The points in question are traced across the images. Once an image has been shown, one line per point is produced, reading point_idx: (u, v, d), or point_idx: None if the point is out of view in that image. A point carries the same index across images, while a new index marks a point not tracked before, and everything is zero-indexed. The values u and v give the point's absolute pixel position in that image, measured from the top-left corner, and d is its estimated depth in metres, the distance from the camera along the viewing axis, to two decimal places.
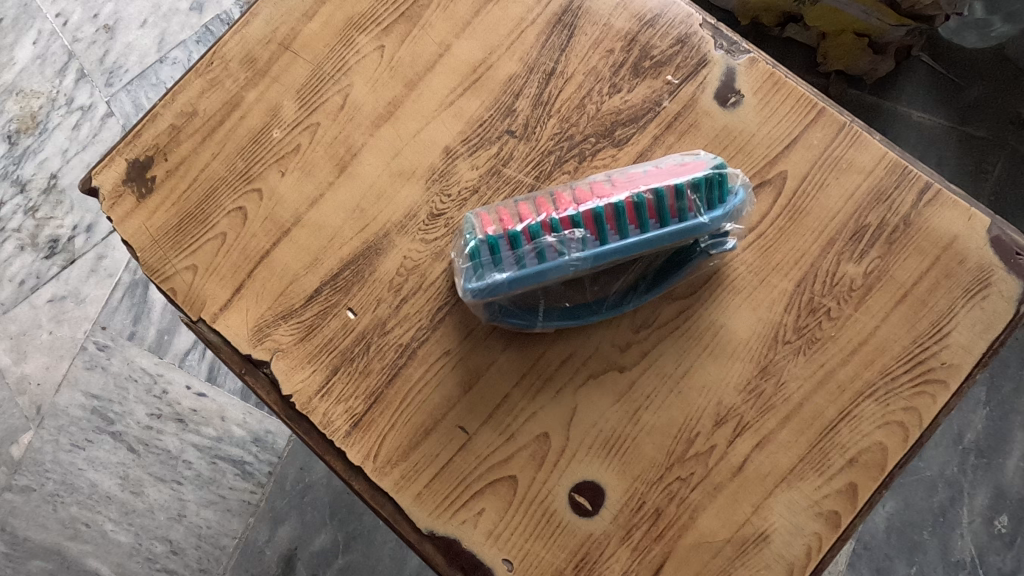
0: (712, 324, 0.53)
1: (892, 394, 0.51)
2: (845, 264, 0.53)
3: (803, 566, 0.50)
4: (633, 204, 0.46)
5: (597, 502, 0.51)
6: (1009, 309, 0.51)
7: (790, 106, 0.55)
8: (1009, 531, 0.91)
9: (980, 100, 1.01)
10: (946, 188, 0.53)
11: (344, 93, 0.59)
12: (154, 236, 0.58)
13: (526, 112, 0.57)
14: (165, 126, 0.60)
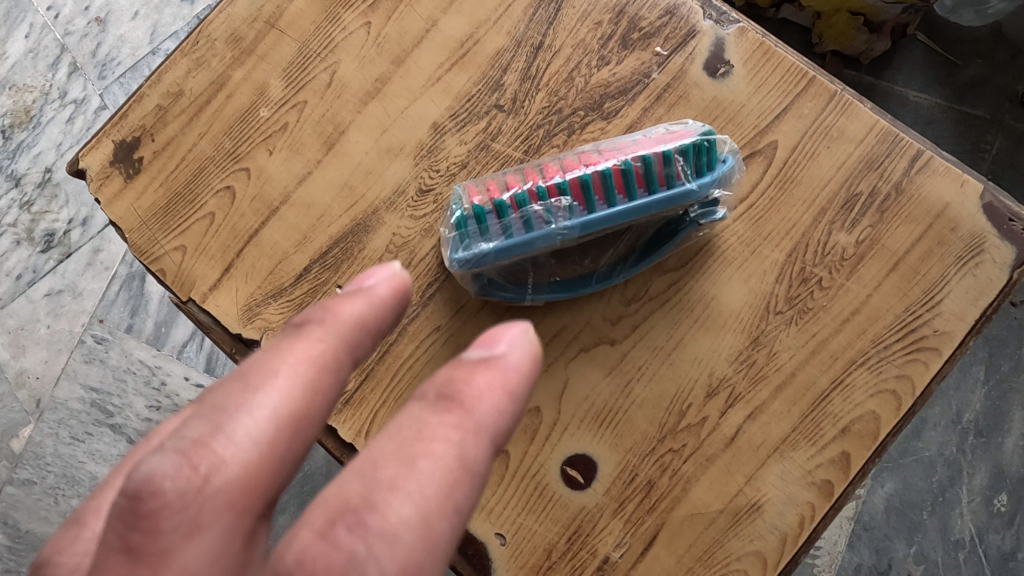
0: (703, 296, 0.52)
1: (884, 362, 0.51)
2: (836, 234, 0.52)
3: (796, 536, 0.49)
4: (620, 171, 0.46)
5: (589, 475, 0.51)
6: (1003, 276, 0.50)
7: (780, 75, 0.55)
8: (1009, 509, 0.90)
9: (977, 78, 1.01)
10: (939, 156, 0.53)
11: (332, 70, 0.59)
12: (142, 217, 0.58)
13: (515, 86, 0.57)
14: (152, 106, 0.59)
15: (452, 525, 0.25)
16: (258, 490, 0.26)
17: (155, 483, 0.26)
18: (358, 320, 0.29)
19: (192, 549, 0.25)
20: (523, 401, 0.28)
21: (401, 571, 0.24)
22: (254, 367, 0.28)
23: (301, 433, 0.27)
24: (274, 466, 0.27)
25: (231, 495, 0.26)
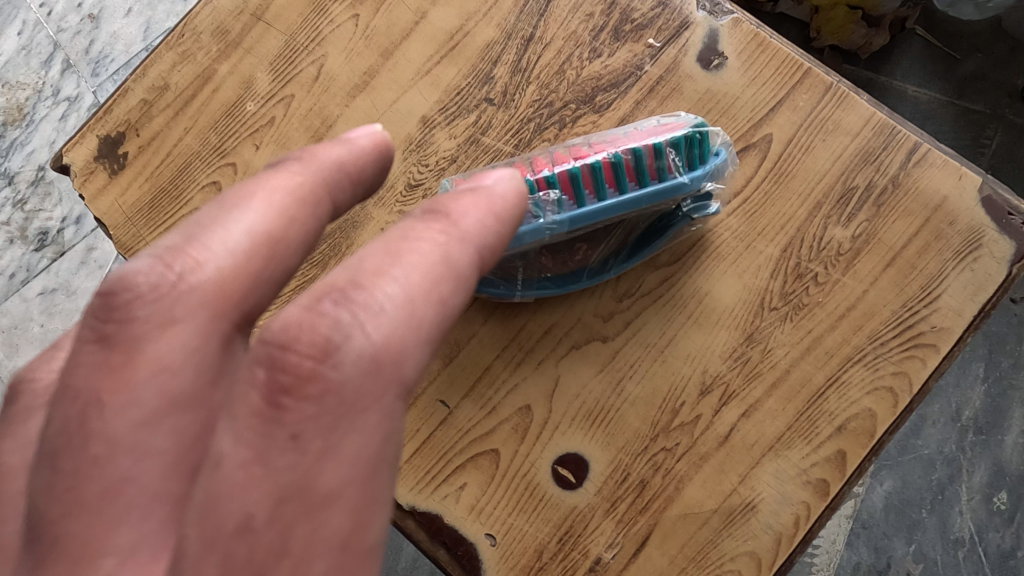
0: (696, 292, 0.51)
1: (881, 359, 0.50)
2: (832, 229, 0.51)
3: (791, 536, 0.48)
4: (610, 164, 0.45)
5: (581, 474, 0.50)
6: (1002, 270, 0.49)
7: (775, 67, 0.54)
8: (1009, 507, 0.89)
9: (977, 73, 0.99)
10: (937, 149, 0.52)
11: (319, 64, 0.58)
12: (127, 213, 0.57)
13: (505, 79, 0.56)
14: (137, 101, 0.58)
15: (437, 316, 0.26)
16: (233, 294, 0.27)
17: (130, 279, 0.27)
18: (337, 164, 0.30)
19: (168, 339, 0.26)
20: (508, 230, 0.30)
21: (385, 343, 0.25)
22: (236, 189, 0.29)
23: (282, 245, 0.28)
24: (251, 269, 0.27)
25: (205, 295, 0.26)
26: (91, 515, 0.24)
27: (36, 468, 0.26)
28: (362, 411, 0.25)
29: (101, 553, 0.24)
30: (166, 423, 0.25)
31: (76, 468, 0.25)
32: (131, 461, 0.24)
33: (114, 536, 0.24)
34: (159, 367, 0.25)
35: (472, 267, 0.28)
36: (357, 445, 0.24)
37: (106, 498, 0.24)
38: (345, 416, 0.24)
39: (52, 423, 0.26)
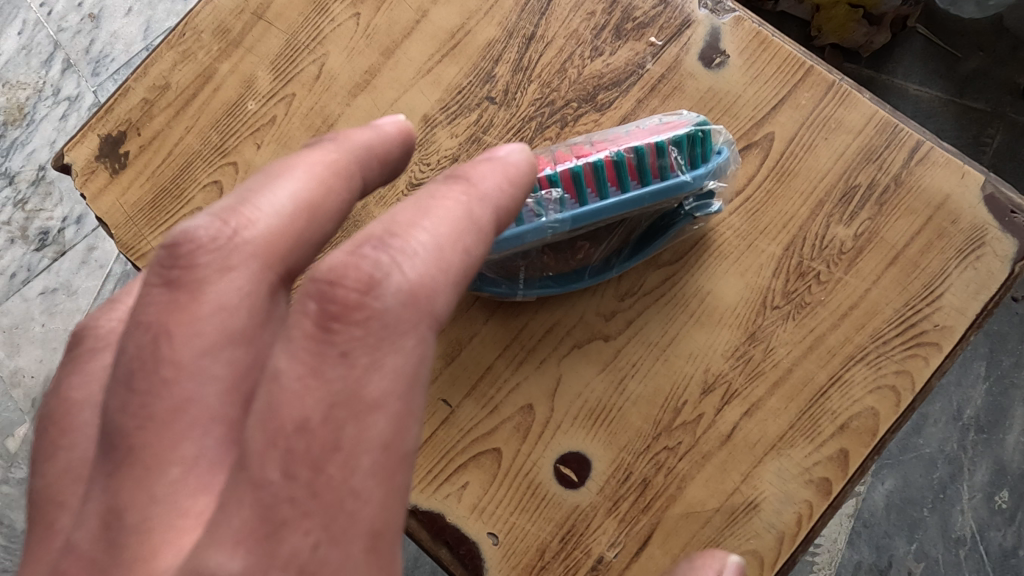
0: (698, 291, 0.51)
1: (884, 357, 0.50)
2: (835, 227, 0.51)
3: (794, 535, 0.48)
4: (612, 163, 0.45)
5: (583, 473, 0.50)
6: (1004, 268, 0.49)
7: (777, 66, 0.54)
8: (1010, 507, 0.89)
9: (978, 72, 0.99)
10: (939, 147, 0.51)
11: (320, 63, 0.58)
12: (128, 212, 0.57)
13: (506, 78, 0.56)
14: (138, 100, 0.58)
15: (462, 262, 0.28)
16: (279, 252, 0.28)
17: (185, 235, 0.28)
18: (370, 140, 0.32)
19: (226, 282, 0.28)
20: (523, 195, 0.32)
21: (420, 280, 0.27)
22: (280, 161, 0.30)
23: (323, 211, 0.29)
24: (297, 231, 0.29)
25: (257, 248, 0.28)
26: (162, 430, 0.26)
27: (110, 392, 0.27)
28: (401, 336, 0.26)
29: (170, 461, 0.26)
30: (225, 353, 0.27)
31: (147, 390, 0.26)
32: (196, 383, 0.26)
33: (180, 450, 0.26)
34: (219, 306, 0.27)
35: (491, 225, 0.30)
36: (398, 360, 0.26)
37: (176, 415, 0.26)
38: (387, 339, 0.26)
39: (122, 354, 0.27)
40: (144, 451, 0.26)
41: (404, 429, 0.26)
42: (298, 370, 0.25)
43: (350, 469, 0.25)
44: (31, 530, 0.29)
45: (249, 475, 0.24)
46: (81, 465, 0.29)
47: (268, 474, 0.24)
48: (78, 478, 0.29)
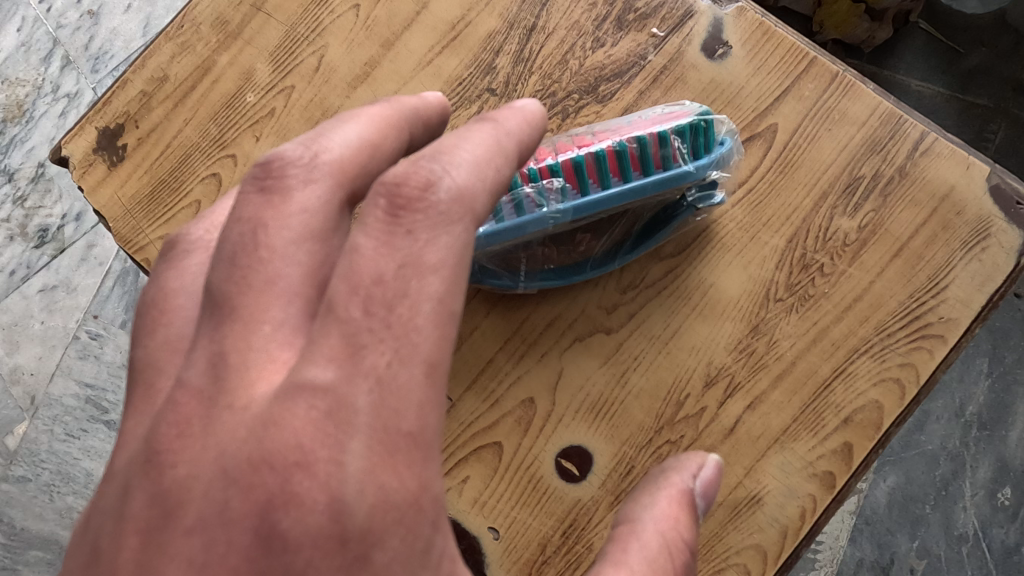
0: (701, 283, 0.51)
1: (888, 350, 0.49)
2: (839, 219, 0.51)
3: (797, 529, 0.48)
4: (614, 153, 0.44)
5: (585, 467, 0.50)
6: (1010, 260, 0.49)
7: (780, 56, 0.53)
8: (1013, 504, 0.89)
9: (981, 67, 0.99)
10: (944, 138, 0.51)
11: (320, 54, 0.57)
12: (126, 205, 0.57)
13: (507, 69, 0.56)
14: (136, 92, 0.58)
15: (498, 175, 0.32)
16: (349, 178, 0.32)
17: (265, 164, 0.31)
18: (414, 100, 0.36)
19: (305, 194, 0.31)
20: (538, 130, 0.36)
21: (466, 184, 0.31)
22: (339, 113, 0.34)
23: (384, 145, 0.33)
24: (362, 160, 0.32)
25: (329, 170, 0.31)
26: (258, 292, 0.29)
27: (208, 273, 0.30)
28: (454, 223, 0.30)
29: (263, 319, 0.29)
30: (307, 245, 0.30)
31: (246, 265, 0.29)
32: (285, 258, 0.30)
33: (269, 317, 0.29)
34: (301, 209, 0.30)
35: (518, 151, 0.34)
36: (453, 237, 0.29)
37: (269, 285, 0.29)
38: (444, 223, 0.29)
39: (222, 239, 0.30)
40: (244, 308, 0.29)
41: (458, 290, 0.29)
42: (374, 240, 0.28)
43: (416, 314, 0.28)
44: (134, 390, 0.32)
45: (337, 318, 0.28)
46: (180, 338, 0.32)
47: (351, 316, 0.28)
48: (174, 351, 0.32)
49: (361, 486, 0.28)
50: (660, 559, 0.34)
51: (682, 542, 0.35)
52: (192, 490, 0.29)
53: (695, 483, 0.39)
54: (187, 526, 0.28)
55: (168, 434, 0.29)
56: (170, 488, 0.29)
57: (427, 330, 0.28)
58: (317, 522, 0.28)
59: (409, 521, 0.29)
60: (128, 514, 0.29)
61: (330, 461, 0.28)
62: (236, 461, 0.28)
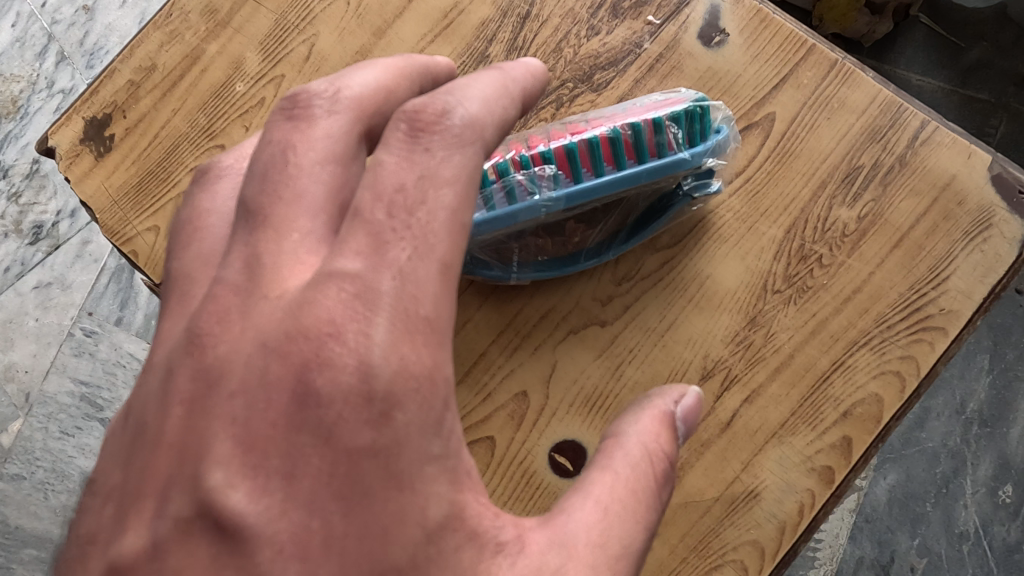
0: (697, 275, 0.50)
1: (888, 343, 0.48)
2: (838, 209, 0.50)
3: (796, 525, 0.47)
4: (608, 140, 0.43)
5: (579, 462, 0.49)
6: (1012, 251, 0.48)
7: (778, 44, 0.52)
8: (1014, 501, 0.88)
9: (982, 61, 0.98)
10: (945, 127, 0.50)
11: (310, 43, 0.56)
12: (113, 196, 0.56)
13: (501, 58, 0.55)
14: (124, 82, 0.57)
15: (504, 109, 0.36)
16: (366, 115, 0.36)
17: (294, 98, 0.35)
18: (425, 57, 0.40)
19: (329, 122, 0.34)
20: (541, 75, 0.39)
21: (478, 113, 0.34)
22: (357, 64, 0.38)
23: (396, 91, 0.37)
24: (377, 102, 0.36)
25: (350, 103, 0.35)
26: (288, 203, 0.33)
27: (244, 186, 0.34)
28: (467, 145, 0.33)
29: (293, 227, 0.33)
30: (330, 168, 0.34)
31: (279, 179, 0.33)
32: (312, 176, 0.33)
33: (297, 224, 0.33)
34: (326, 135, 0.34)
35: (525, 93, 0.38)
36: (465, 158, 0.33)
37: (297, 196, 0.33)
38: (458, 145, 0.33)
39: (256, 159, 0.34)
40: (275, 216, 0.33)
41: (469, 204, 0.33)
42: (396, 156, 0.32)
43: (433, 219, 0.32)
44: (169, 299, 0.36)
45: (362, 218, 0.31)
46: (211, 254, 0.36)
47: (376, 218, 0.31)
48: (208, 265, 0.36)
49: (383, 359, 0.31)
50: (640, 470, 0.35)
51: (661, 459, 0.35)
52: (233, 366, 0.32)
53: (676, 408, 0.38)
54: (229, 392, 0.31)
55: (210, 321, 0.33)
56: (213, 366, 0.32)
57: (442, 233, 0.32)
58: (342, 385, 0.30)
59: (424, 395, 0.31)
60: (173, 392, 0.32)
61: (356, 334, 0.31)
62: (271, 336, 0.31)
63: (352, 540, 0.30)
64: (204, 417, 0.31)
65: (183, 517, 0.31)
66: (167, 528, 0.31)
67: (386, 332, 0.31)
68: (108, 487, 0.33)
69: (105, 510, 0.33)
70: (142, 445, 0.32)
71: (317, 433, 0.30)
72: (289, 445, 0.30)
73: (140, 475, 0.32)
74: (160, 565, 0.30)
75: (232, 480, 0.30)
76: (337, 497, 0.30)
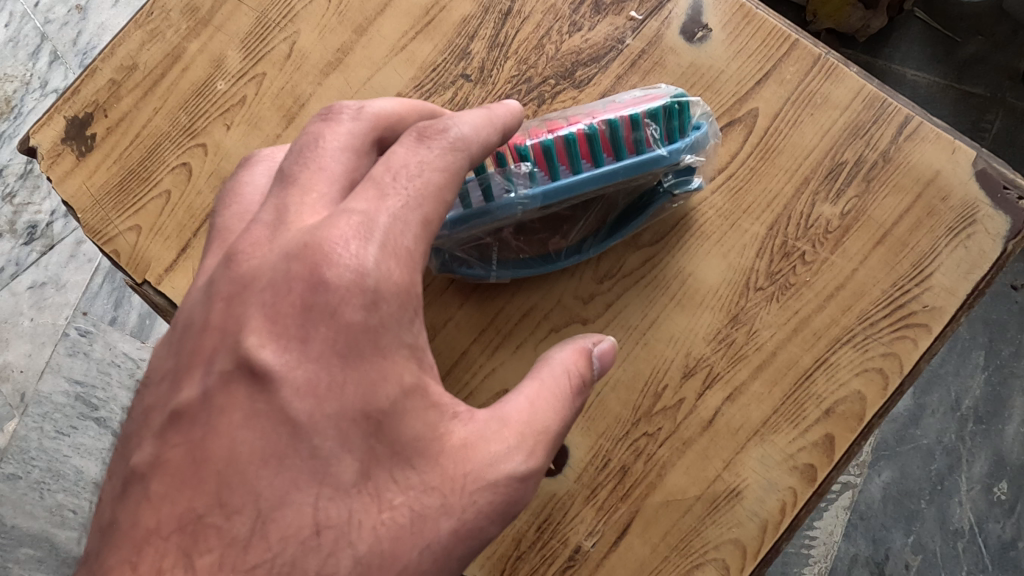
0: (680, 272, 0.50)
1: (871, 340, 0.48)
2: (820, 205, 0.49)
3: (777, 523, 0.47)
4: (585, 137, 0.43)
5: (560, 461, 0.48)
6: (997, 247, 0.48)
7: (761, 39, 0.52)
8: (1009, 498, 0.88)
9: (977, 56, 0.97)
10: (929, 122, 0.49)
11: (291, 41, 0.56)
12: (95, 196, 0.56)
13: (482, 55, 0.54)
14: (105, 81, 0.57)
15: (493, 135, 0.38)
16: (385, 127, 0.38)
17: (327, 106, 0.38)
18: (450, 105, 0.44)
19: (354, 123, 0.37)
20: (517, 108, 0.40)
21: (473, 130, 0.37)
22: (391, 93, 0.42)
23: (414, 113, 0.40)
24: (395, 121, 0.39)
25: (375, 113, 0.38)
26: (311, 173, 0.35)
27: (286, 154, 0.37)
28: (461, 152, 0.36)
29: (312, 189, 0.35)
30: (348, 157, 0.36)
31: (312, 155, 0.36)
32: (335, 158, 0.36)
33: (315, 194, 0.35)
34: (348, 132, 0.36)
35: (507, 124, 0.39)
36: (458, 157, 0.36)
37: (319, 170, 0.35)
38: (452, 149, 0.36)
39: (294, 139, 0.37)
40: (301, 179, 0.35)
41: (453, 183, 0.36)
42: (404, 146, 0.35)
43: (426, 188, 0.35)
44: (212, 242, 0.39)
45: (373, 179, 0.34)
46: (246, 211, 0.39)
47: (384, 180, 0.34)
48: (244, 213, 0.39)
49: (376, 266, 0.33)
50: (559, 380, 0.37)
51: (578, 379, 0.38)
52: (261, 273, 0.34)
53: (592, 348, 0.39)
54: (259, 287, 0.34)
55: (244, 245, 0.35)
56: (245, 274, 0.34)
57: (431, 198, 0.35)
58: (343, 278, 0.33)
59: (403, 297, 0.34)
60: (215, 291, 0.35)
61: (356, 249, 0.33)
62: (296, 240, 0.34)
63: (351, 388, 0.33)
64: (239, 301, 0.34)
65: (226, 371, 0.33)
66: (214, 380, 0.34)
67: (377, 251, 0.33)
68: (162, 370, 0.36)
69: (162, 385, 0.35)
70: (191, 333, 0.35)
71: (323, 310, 0.33)
72: (303, 319, 0.33)
73: (191, 351, 0.35)
74: (210, 407, 0.33)
75: (263, 341, 0.33)
76: (337, 354, 0.33)
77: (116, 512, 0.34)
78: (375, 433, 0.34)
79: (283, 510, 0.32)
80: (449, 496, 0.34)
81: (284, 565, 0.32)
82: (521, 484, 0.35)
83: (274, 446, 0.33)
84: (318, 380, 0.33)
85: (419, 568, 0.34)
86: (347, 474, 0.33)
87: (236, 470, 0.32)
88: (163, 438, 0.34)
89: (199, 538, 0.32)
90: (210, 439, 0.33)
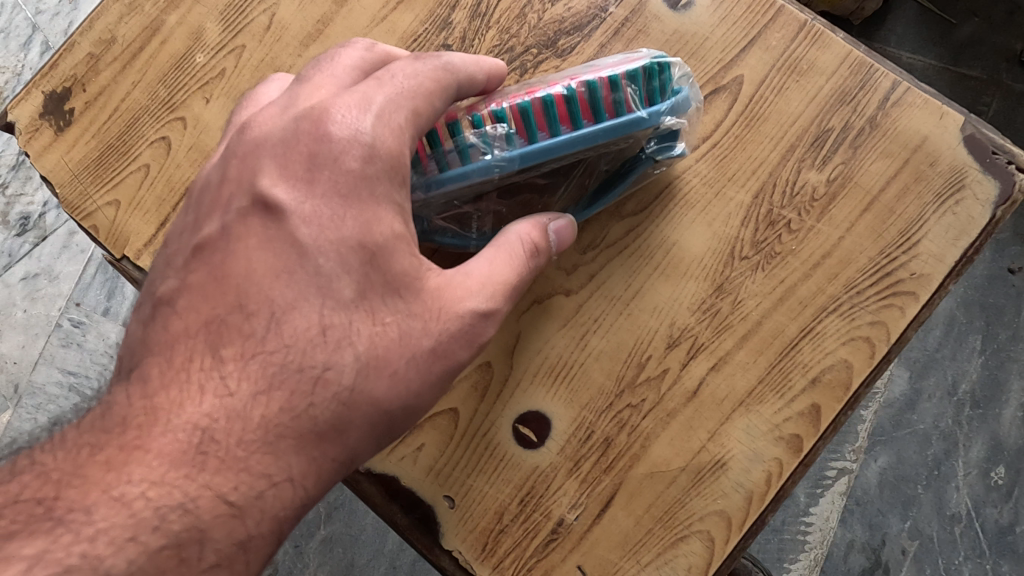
0: (663, 242, 0.49)
1: (858, 308, 0.47)
2: (806, 172, 0.49)
3: (763, 494, 0.46)
4: (563, 98, 0.42)
5: (542, 433, 0.48)
6: (985, 214, 0.47)
7: (745, 6, 0.51)
8: (1007, 482, 0.87)
9: (973, 38, 0.96)
10: (917, 87, 0.48)
11: (271, 12, 0.55)
12: (73, 170, 0.55)
13: (464, 24, 0.54)
14: (84, 54, 0.56)
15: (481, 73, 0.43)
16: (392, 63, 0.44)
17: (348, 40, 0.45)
18: None
19: (364, 50, 0.43)
20: (502, 68, 0.45)
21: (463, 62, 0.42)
22: None
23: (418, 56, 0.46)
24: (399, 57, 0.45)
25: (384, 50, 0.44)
26: (322, 77, 0.42)
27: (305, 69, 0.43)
28: (453, 77, 0.41)
29: (321, 88, 0.41)
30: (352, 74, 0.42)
31: (325, 66, 0.42)
32: (342, 72, 0.42)
33: (323, 92, 0.41)
34: (359, 56, 0.43)
35: (492, 75, 0.44)
36: (450, 76, 0.41)
37: (329, 77, 0.42)
38: (442, 69, 0.41)
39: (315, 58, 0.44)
40: (313, 81, 0.42)
41: (443, 92, 0.41)
42: (403, 62, 0.41)
43: (419, 88, 0.40)
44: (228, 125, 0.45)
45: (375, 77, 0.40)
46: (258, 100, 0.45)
47: (384, 77, 0.40)
48: (252, 102, 0.45)
49: (373, 132, 0.38)
50: (508, 245, 0.41)
51: (526, 244, 0.42)
52: (270, 136, 0.40)
53: (547, 224, 0.43)
54: (270, 144, 0.40)
55: (259, 118, 0.41)
56: (257, 135, 0.40)
57: (422, 93, 0.39)
58: (344, 134, 0.38)
59: (392, 159, 0.38)
60: (231, 153, 0.41)
61: (353, 117, 0.38)
62: (304, 113, 0.39)
63: (350, 222, 0.38)
64: (252, 156, 0.40)
65: (243, 207, 0.40)
66: (233, 216, 0.40)
67: (373, 120, 0.38)
68: (183, 225, 0.42)
69: (183, 234, 0.42)
70: (210, 189, 0.42)
71: (327, 158, 0.38)
72: (308, 164, 0.39)
73: (210, 202, 0.41)
74: (228, 236, 0.40)
75: (276, 181, 0.39)
76: (338, 195, 0.38)
77: (146, 329, 0.39)
78: (370, 262, 0.38)
79: (293, 312, 0.38)
80: (429, 321, 0.39)
81: (296, 354, 0.38)
82: (483, 319, 0.40)
83: (284, 263, 0.38)
84: (323, 212, 0.38)
85: (405, 374, 0.39)
86: (346, 291, 0.38)
87: (253, 282, 0.38)
88: (186, 267, 0.40)
89: (223, 334, 0.38)
90: (229, 260, 0.39)
